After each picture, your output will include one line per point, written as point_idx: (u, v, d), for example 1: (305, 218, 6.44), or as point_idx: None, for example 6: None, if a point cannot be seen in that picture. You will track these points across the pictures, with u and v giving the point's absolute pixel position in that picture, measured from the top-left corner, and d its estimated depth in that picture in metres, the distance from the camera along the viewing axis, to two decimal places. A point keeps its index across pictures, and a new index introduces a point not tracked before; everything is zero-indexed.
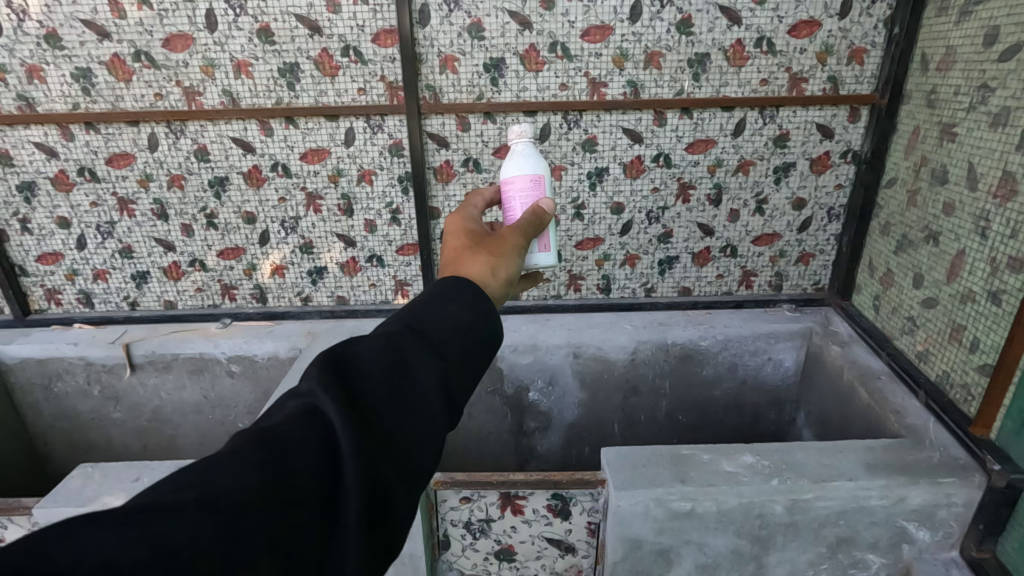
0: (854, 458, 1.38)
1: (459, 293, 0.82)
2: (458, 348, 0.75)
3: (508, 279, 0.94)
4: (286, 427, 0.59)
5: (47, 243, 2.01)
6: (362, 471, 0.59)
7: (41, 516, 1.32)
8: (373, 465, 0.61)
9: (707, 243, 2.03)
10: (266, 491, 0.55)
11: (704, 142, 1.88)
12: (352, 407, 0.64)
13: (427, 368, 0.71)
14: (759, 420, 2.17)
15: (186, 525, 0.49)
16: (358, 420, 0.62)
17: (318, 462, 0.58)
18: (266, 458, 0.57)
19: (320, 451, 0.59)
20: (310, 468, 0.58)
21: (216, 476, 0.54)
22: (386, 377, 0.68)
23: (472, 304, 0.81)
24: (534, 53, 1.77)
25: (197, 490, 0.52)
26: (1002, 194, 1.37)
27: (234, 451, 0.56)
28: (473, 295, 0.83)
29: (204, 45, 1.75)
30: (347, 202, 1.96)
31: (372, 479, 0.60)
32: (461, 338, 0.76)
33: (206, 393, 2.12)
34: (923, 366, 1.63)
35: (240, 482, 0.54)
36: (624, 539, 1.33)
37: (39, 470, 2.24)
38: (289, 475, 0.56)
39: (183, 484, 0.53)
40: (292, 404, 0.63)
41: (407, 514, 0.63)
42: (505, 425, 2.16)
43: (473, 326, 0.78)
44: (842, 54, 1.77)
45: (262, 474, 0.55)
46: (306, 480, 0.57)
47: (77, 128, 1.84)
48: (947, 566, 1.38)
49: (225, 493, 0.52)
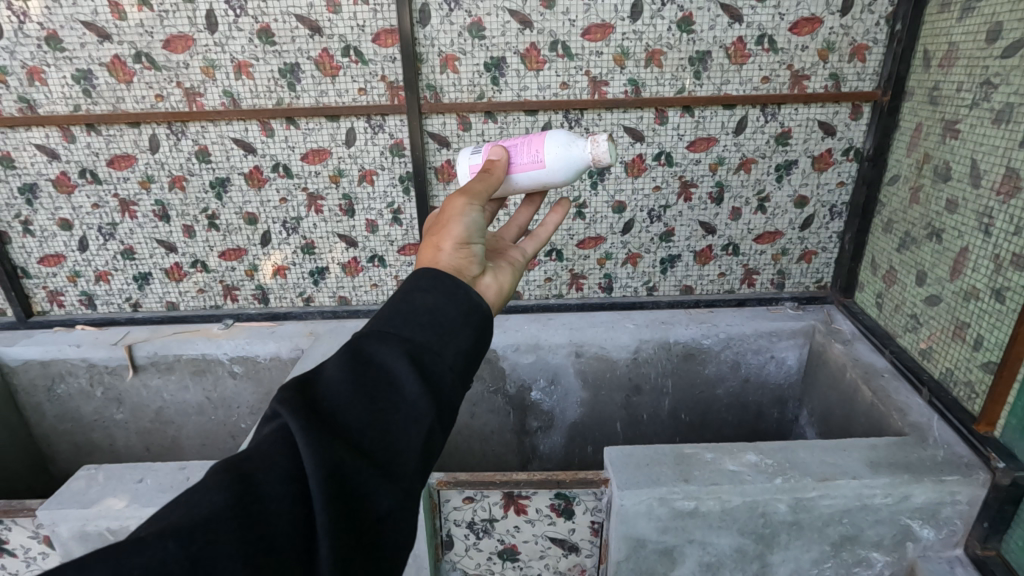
0: (857, 456, 1.37)
1: (414, 281, 0.80)
2: (428, 332, 0.75)
3: (464, 238, 0.88)
4: (253, 451, 0.62)
5: (49, 245, 2.01)
6: (328, 470, 0.60)
7: (45, 517, 1.31)
8: (341, 461, 0.61)
9: (708, 241, 2.03)
10: (234, 509, 0.56)
11: (706, 140, 1.88)
12: (317, 414, 0.65)
13: (392, 358, 0.71)
14: (762, 419, 2.17)
15: (147, 554, 0.50)
16: (321, 425, 0.64)
17: (287, 475, 0.60)
18: (234, 480, 0.58)
19: (288, 464, 0.61)
20: (280, 482, 0.59)
21: (185, 506, 0.56)
22: (349, 378, 0.69)
23: (436, 287, 0.80)
24: (535, 52, 1.77)
25: (168, 521, 0.54)
26: (1005, 191, 1.36)
27: (203, 481, 0.58)
28: (433, 279, 0.81)
29: (204, 46, 1.75)
30: (348, 203, 1.96)
31: (339, 475, 0.61)
32: (428, 322, 0.76)
33: (209, 394, 2.12)
34: (926, 364, 1.63)
35: (204, 506, 0.55)
36: (627, 539, 1.33)
37: (43, 471, 2.24)
38: (257, 491, 0.58)
39: (159, 521, 0.55)
40: (265, 430, 0.65)
41: (386, 499, 0.64)
42: (508, 424, 2.16)
43: (442, 308, 0.78)
44: (843, 51, 1.77)
45: (230, 495, 0.57)
46: (275, 493, 0.59)
47: (78, 129, 1.84)
48: (952, 564, 1.37)
49: (189, 517, 0.54)
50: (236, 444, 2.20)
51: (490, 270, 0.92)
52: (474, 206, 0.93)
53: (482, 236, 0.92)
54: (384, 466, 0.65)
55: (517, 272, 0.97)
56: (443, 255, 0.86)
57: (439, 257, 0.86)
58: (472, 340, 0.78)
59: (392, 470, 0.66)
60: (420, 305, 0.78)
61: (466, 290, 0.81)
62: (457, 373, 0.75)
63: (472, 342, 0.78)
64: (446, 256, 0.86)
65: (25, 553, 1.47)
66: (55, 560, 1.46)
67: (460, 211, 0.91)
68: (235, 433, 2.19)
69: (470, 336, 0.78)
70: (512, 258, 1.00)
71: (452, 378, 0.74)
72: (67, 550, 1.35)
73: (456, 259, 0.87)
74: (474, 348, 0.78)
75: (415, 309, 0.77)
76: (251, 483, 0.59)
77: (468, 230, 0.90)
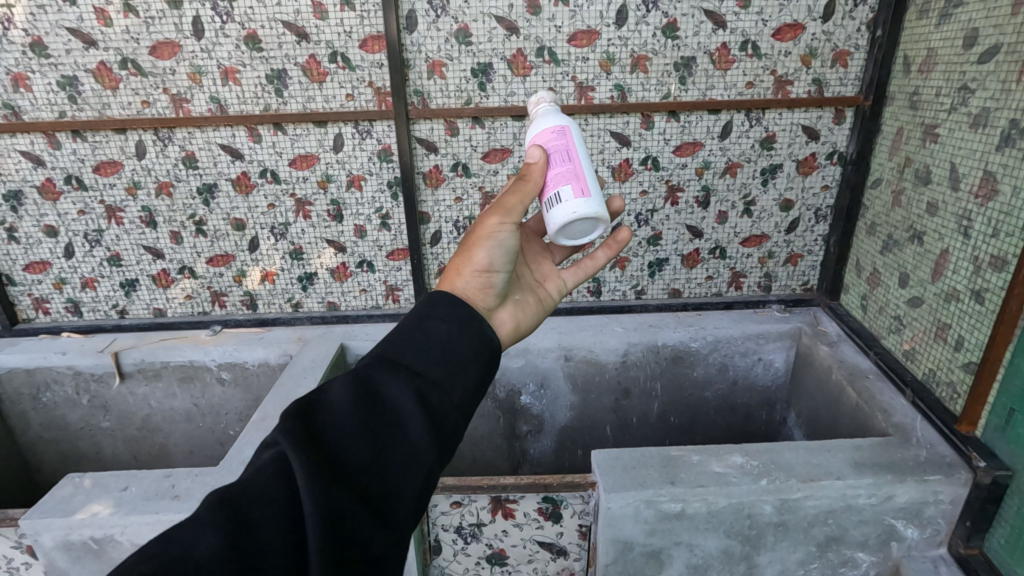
0: (841, 458, 1.38)
1: (430, 307, 0.85)
2: (438, 366, 0.79)
3: (492, 260, 0.97)
4: (250, 484, 0.64)
5: (35, 252, 2.00)
6: (328, 513, 0.62)
7: (27, 527, 1.30)
8: (339, 503, 0.64)
9: (696, 245, 2.04)
10: (228, 555, 0.57)
11: (691, 145, 1.90)
12: (318, 449, 0.67)
13: (401, 392, 0.75)
14: (750, 421, 2.18)
15: None
16: (323, 461, 0.66)
17: (282, 512, 0.62)
18: (228, 520, 0.60)
19: (283, 503, 0.63)
20: (273, 521, 0.62)
21: (179, 544, 0.57)
22: (357, 411, 0.72)
23: (451, 316, 0.85)
24: (522, 58, 1.78)
25: (160, 562, 0.56)
26: (984, 194, 1.38)
27: (199, 516, 0.60)
28: (448, 307, 0.86)
29: (191, 52, 1.75)
30: (337, 208, 1.96)
31: (336, 515, 0.63)
32: (440, 355, 0.80)
33: (197, 401, 2.11)
34: (909, 365, 1.65)
35: (196, 550, 0.57)
36: (614, 541, 1.33)
37: (28, 480, 2.23)
38: (252, 527, 0.61)
39: (150, 557, 0.57)
40: (265, 457, 0.68)
41: (380, 541, 0.66)
42: (498, 428, 2.17)
43: (454, 341, 0.82)
44: (825, 57, 1.79)
45: (224, 538, 0.58)
46: (267, 533, 0.61)
47: (64, 136, 1.84)
48: (935, 563, 1.38)
49: (180, 565, 0.55)
50: (224, 450, 2.19)
51: (507, 305, 1.01)
52: (507, 225, 0.98)
53: (511, 259, 1.00)
54: (381, 509, 0.68)
55: (539, 309, 1.06)
56: (461, 281, 0.95)
57: (456, 281, 0.95)
58: (478, 376, 0.83)
59: (387, 511, 0.68)
60: (433, 335, 0.82)
61: (480, 323, 0.86)
62: (461, 409, 0.79)
63: (478, 377, 0.83)
64: (462, 282, 0.94)
65: (7, 564, 1.46)
66: (38, 570, 1.45)
67: (492, 235, 0.98)
68: (224, 440, 2.18)
69: (478, 371, 0.83)
70: (540, 290, 1.09)
71: (455, 415, 0.78)
72: (50, 559, 1.34)
73: (472, 286, 0.95)
74: (480, 382, 0.83)
75: (427, 338, 0.82)
76: (246, 522, 0.61)
77: (494, 259, 0.97)
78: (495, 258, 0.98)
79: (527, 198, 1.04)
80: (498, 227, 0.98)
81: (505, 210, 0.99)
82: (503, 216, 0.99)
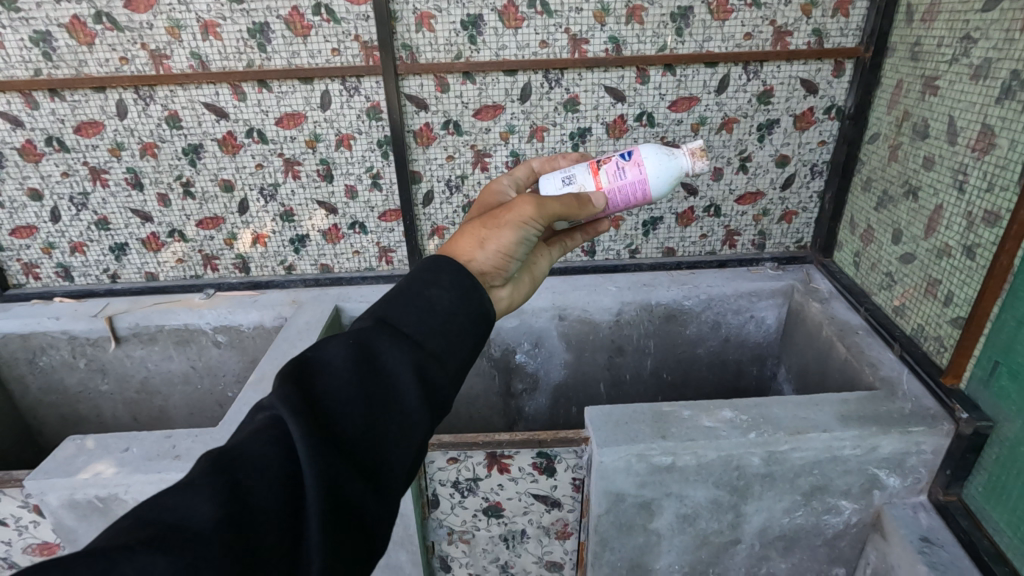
0: (829, 411, 1.42)
1: (434, 276, 0.84)
2: (437, 338, 0.80)
3: (510, 249, 0.96)
4: (246, 449, 0.64)
5: (20, 216, 1.97)
6: (325, 482, 0.64)
7: (33, 487, 1.32)
8: (335, 472, 0.65)
9: (690, 203, 2.03)
10: (224, 521, 0.58)
11: (687, 100, 1.85)
12: (316, 415, 0.68)
13: (400, 363, 0.75)
14: (741, 377, 2.22)
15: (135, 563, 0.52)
16: (320, 429, 0.67)
17: (278, 476, 0.63)
18: (223, 486, 0.61)
19: (279, 469, 0.64)
20: (268, 487, 0.62)
21: (175, 510, 0.58)
22: (355, 380, 0.72)
23: (453, 286, 0.84)
24: (513, 9, 1.72)
25: (156, 528, 0.56)
26: (980, 148, 1.37)
27: (193, 480, 0.61)
28: (451, 277, 0.85)
29: (168, 4, 1.68)
30: (326, 168, 1.92)
31: (332, 484, 0.65)
32: (439, 326, 0.80)
33: (193, 363, 2.12)
34: (899, 320, 1.67)
35: (192, 517, 0.57)
36: (607, 493, 1.37)
37: (31, 443, 2.26)
38: (248, 491, 0.62)
39: (144, 523, 0.57)
40: (261, 420, 0.68)
41: (373, 508, 0.68)
42: (494, 387, 2.20)
43: (454, 312, 0.82)
44: (827, 6, 1.74)
45: (219, 504, 0.59)
46: (263, 499, 0.61)
47: (41, 95, 1.78)
48: (915, 509, 1.44)
49: (177, 532, 0.56)
50: (224, 412, 2.22)
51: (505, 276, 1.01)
52: (537, 224, 0.98)
53: (524, 251, 1.00)
54: (374, 476, 0.70)
55: (530, 282, 1.08)
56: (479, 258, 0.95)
57: (473, 254, 0.94)
58: (473, 348, 0.83)
59: (380, 478, 0.70)
60: (433, 305, 0.82)
61: (480, 295, 0.86)
62: (455, 380, 0.80)
63: (473, 349, 0.83)
64: (483, 257, 0.94)
65: (16, 522, 1.49)
66: (46, 528, 1.49)
67: (522, 228, 0.97)
68: (223, 401, 2.21)
69: (473, 343, 0.83)
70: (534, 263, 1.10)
71: (450, 387, 0.79)
72: (58, 518, 1.37)
73: (488, 263, 0.95)
74: (474, 354, 0.84)
75: (427, 308, 0.81)
76: (241, 488, 0.62)
77: (514, 248, 0.97)
78: (515, 246, 0.97)
79: (568, 217, 1.03)
80: (528, 222, 0.97)
81: (542, 207, 0.97)
82: (537, 213, 0.97)
